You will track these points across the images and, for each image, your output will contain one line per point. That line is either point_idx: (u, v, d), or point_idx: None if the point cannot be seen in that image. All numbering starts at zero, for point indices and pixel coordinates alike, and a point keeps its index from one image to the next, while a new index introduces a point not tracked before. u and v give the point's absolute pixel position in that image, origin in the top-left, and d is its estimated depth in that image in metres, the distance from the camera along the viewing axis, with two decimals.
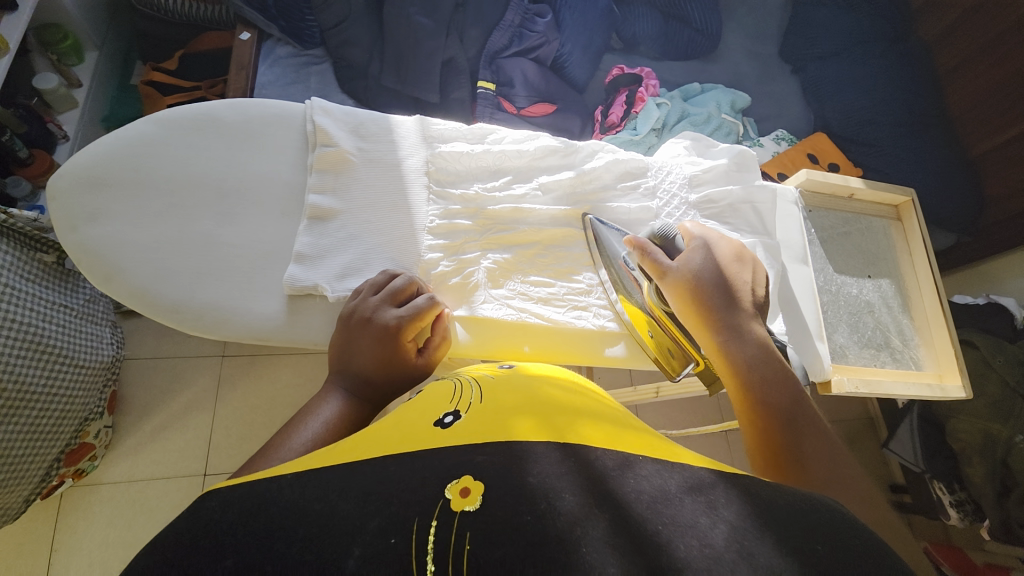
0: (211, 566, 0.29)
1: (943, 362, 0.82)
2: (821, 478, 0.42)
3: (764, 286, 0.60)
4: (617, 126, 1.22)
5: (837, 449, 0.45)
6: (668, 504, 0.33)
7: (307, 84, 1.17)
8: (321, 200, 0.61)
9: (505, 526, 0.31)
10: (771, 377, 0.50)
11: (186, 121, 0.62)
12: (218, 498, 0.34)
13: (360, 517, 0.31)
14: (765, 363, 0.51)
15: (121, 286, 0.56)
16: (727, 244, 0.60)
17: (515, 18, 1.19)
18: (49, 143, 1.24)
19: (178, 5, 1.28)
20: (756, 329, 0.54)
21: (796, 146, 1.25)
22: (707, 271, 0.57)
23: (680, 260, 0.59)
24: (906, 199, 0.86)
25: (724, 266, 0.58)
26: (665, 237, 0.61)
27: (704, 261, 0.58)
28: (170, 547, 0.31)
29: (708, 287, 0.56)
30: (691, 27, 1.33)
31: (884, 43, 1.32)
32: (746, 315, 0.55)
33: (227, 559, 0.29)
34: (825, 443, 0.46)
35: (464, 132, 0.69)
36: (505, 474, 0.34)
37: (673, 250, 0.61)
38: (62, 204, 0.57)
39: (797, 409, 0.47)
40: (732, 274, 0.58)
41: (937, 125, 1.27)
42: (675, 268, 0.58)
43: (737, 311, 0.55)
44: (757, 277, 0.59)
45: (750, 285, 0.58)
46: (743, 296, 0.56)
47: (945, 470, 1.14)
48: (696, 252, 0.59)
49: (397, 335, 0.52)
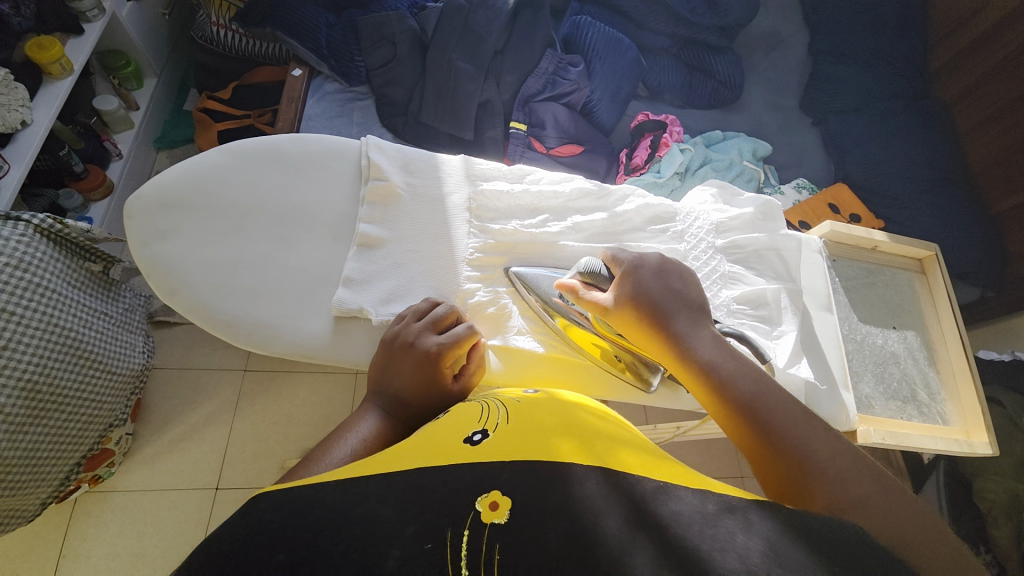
0: (266, 560, 0.31)
1: (971, 418, 0.81)
2: (801, 462, 0.45)
3: (696, 286, 0.60)
4: (641, 168, 1.27)
5: (818, 430, 0.47)
6: (691, 530, 0.35)
7: (350, 117, 1.25)
8: (370, 230, 0.65)
9: (528, 541, 0.32)
10: (730, 375, 0.52)
11: (253, 152, 0.67)
12: (269, 501, 0.36)
13: (398, 522, 0.33)
14: (719, 360, 0.53)
15: (183, 299, 0.60)
16: (651, 257, 0.60)
17: (548, 66, 1.26)
18: (104, 159, 1.33)
19: (237, 41, 1.38)
20: (699, 328, 0.56)
21: (817, 195, 1.28)
22: (638, 290, 0.58)
23: (614, 290, 0.59)
24: (930, 254, 0.88)
25: (654, 282, 0.58)
26: (592, 272, 0.61)
27: (633, 282, 0.59)
28: (226, 542, 0.33)
29: (640, 307, 0.57)
30: (715, 79, 1.40)
31: (904, 101, 1.37)
32: (685, 322, 0.57)
33: (280, 553, 0.32)
34: (803, 430, 0.47)
35: (505, 172, 0.73)
36: (534, 492, 0.36)
37: (604, 282, 0.61)
38: (137, 222, 0.62)
39: (761, 399, 0.50)
40: (663, 281, 0.58)
41: (958, 180, 1.29)
42: (610, 301, 0.59)
43: (677, 318, 0.57)
44: (687, 280, 0.59)
45: (682, 290, 0.58)
46: (678, 304, 0.57)
47: (971, 532, 1.10)
48: (625, 277, 0.59)
49: (436, 362, 0.55)
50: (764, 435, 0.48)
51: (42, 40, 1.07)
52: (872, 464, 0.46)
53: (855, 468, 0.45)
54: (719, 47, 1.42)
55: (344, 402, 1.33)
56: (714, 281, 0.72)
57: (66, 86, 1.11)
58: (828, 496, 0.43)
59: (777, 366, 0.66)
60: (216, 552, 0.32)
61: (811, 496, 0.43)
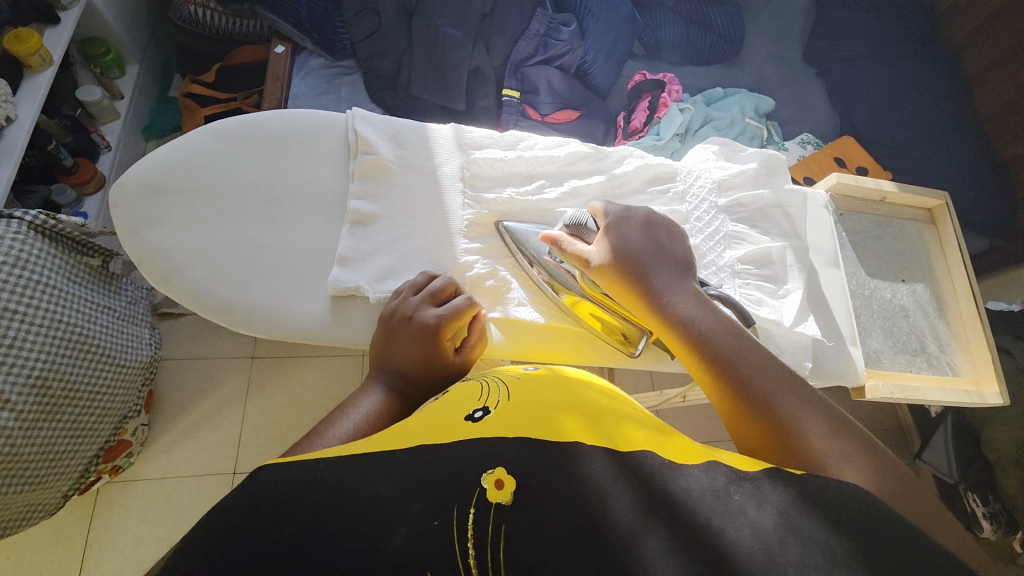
0: (263, 540, 0.32)
1: (981, 368, 0.80)
2: (780, 418, 0.44)
3: (682, 241, 0.59)
4: (640, 131, 1.23)
5: (800, 388, 0.46)
6: (691, 497, 0.35)
7: (338, 94, 1.21)
8: (362, 206, 0.63)
9: (525, 522, 0.33)
10: (712, 332, 0.50)
11: (239, 132, 0.65)
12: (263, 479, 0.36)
13: (397, 500, 0.34)
14: (703, 315, 0.51)
15: (178, 287, 0.60)
16: (636, 211, 0.59)
17: (540, 27, 1.21)
18: (93, 152, 1.31)
19: (215, 20, 1.33)
20: (683, 283, 0.55)
21: (822, 150, 1.24)
22: (622, 245, 0.57)
23: (599, 243, 0.58)
24: (941, 203, 0.85)
25: (637, 239, 0.57)
26: (579, 223, 0.60)
27: (616, 234, 0.58)
28: (223, 524, 0.33)
29: (623, 262, 0.56)
30: (714, 32, 1.34)
31: (913, 45, 1.30)
32: (667, 277, 0.55)
33: (279, 530, 0.32)
34: (781, 384, 0.46)
35: (498, 139, 0.70)
36: (529, 468, 0.36)
37: (590, 233, 0.60)
38: (126, 210, 0.61)
39: (740, 353, 0.49)
40: (648, 236, 0.57)
41: (970, 127, 1.24)
42: (592, 253, 0.58)
43: (660, 273, 0.55)
44: (672, 235, 0.58)
45: (667, 246, 0.57)
46: (663, 260, 0.56)
47: (978, 480, 1.11)
48: (609, 229, 0.58)
49: (436, 335, 0.54)
50: (741, 390, 0.46)
51: (19, 32, 1.04)
52: (847, 417, 0.45)
53: (832, 419, 0.44)
54: None
55: (352, 383, 1.35)
56: (718, 241, 0.70)
57: (47, 79, 1.08)
58: (808, 452, 0.42)
59: (783, 324, 0.65)
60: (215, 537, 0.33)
61: (788, 452, 0.42)
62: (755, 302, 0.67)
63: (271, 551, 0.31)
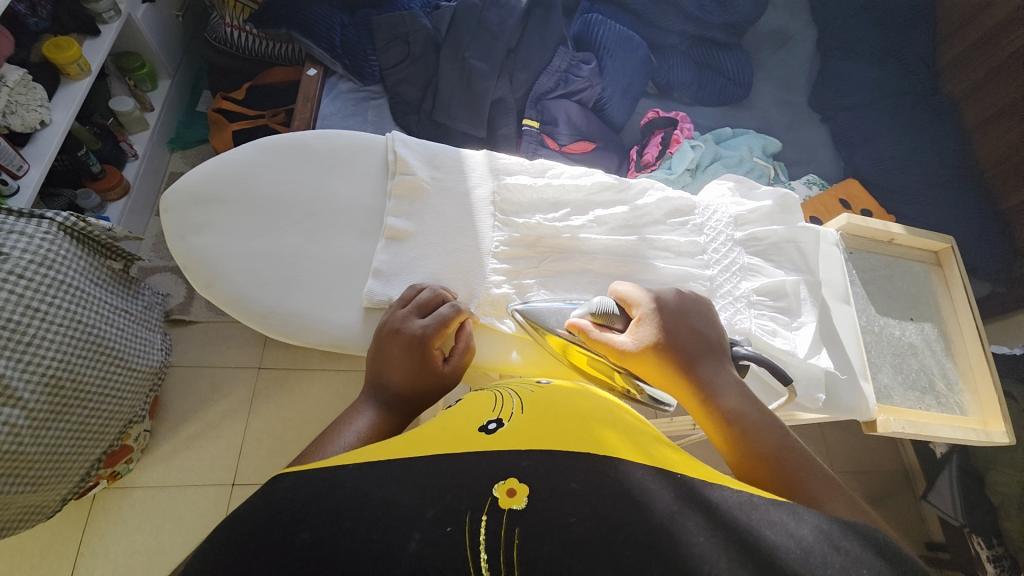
0: (290, 538, 0.33)
1: (987, 408, 0.82)
2: (810, 494, 0.44)
3: (717, 324, 0.58)
4: (652, 165, 1.28)
5: (840, 488, 0.45)
6: (717, 509, 0.36)
7: (365, 116, 1.26)
8: (398, 223, 0.66)
9: (548, 523, 0.34)
10: (754, 424, 0.49)
11: (285, 147, 0.69)
12: (289, 481, 0.38)
13: (418, 506, 0.35)
14: (745, 408, 0.51)
15: (218, 291, 0.62)
16: (671, 296, 0.58)
17: (561, 64, 1.27)
18: (120, 159, 1.35)
19: (249, 42, 1.40)
20: (724, 370, 0.54)
21: (827, 191, 1.29)
22: (662, 334, 0.55)
23: (632, 332, 0.56)
24: (946, 246, 0.88)
25: (678, 324, 0.56)
26: (606, 311, 0.58)
27: (652, 322, 0.56)
28: (251, 523, 0.34)
29: (665, 349, 0.54)
30: (724, 76, 1.41)
31: (914, 96, 1.37)
32: (709, 367, 0.54)
33: (302, 532, 0.33)
34: (823, 481, 0.45)
35: (527, 166, 0.74)
36: (551, 479, 0.37)
37: (620, 322, 0.58)
38: (174, 216, 0.64)
39: (785, 451, 0.47)
40: (688, 324, 0.56)
41: (969, 175, 1.29)
42: (625, 341, 0.56)
43: (701, 360, 0.54)
44: (709, 321, 0.57)
45: (706, 332, 0.56)
46: (700, 344, 0.55)
47: (984, 524, 1.10)
48: (643, 319, 0.57)
49: (423, 343, 0.56)
50: (789, 487, 0.45)
51: (58, 40, 1.09)
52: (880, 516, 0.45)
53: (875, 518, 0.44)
54: (728, 44, 1.43)
55: None
56: (734, 273, 0.73)
57: (83, 87, 1.12)
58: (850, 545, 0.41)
59: (797, 356, 0.67)
60: (244, 536, 0.33)
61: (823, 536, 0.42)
62: (770, 333, 0.70)
63: (297, 551, 0.32)
